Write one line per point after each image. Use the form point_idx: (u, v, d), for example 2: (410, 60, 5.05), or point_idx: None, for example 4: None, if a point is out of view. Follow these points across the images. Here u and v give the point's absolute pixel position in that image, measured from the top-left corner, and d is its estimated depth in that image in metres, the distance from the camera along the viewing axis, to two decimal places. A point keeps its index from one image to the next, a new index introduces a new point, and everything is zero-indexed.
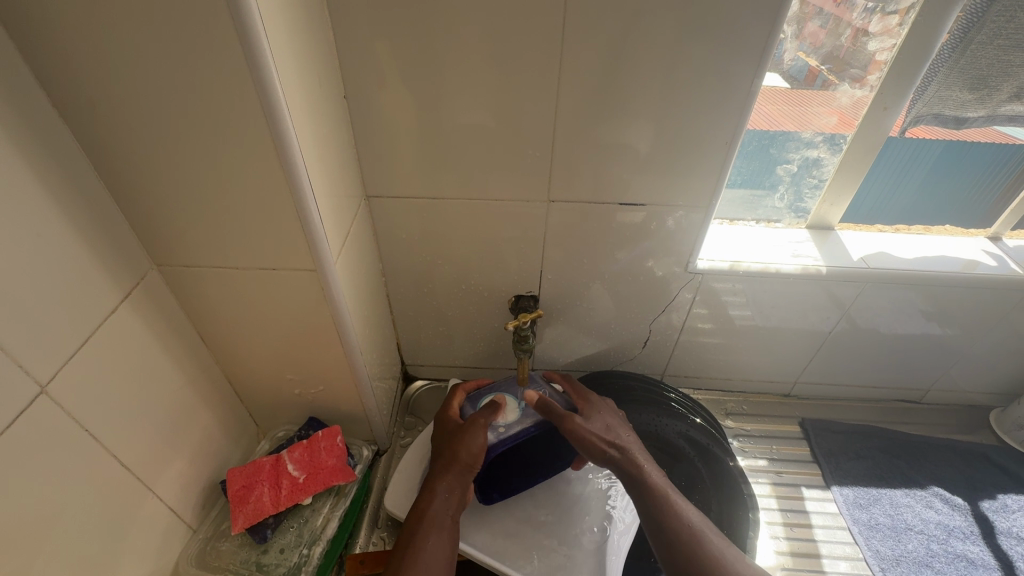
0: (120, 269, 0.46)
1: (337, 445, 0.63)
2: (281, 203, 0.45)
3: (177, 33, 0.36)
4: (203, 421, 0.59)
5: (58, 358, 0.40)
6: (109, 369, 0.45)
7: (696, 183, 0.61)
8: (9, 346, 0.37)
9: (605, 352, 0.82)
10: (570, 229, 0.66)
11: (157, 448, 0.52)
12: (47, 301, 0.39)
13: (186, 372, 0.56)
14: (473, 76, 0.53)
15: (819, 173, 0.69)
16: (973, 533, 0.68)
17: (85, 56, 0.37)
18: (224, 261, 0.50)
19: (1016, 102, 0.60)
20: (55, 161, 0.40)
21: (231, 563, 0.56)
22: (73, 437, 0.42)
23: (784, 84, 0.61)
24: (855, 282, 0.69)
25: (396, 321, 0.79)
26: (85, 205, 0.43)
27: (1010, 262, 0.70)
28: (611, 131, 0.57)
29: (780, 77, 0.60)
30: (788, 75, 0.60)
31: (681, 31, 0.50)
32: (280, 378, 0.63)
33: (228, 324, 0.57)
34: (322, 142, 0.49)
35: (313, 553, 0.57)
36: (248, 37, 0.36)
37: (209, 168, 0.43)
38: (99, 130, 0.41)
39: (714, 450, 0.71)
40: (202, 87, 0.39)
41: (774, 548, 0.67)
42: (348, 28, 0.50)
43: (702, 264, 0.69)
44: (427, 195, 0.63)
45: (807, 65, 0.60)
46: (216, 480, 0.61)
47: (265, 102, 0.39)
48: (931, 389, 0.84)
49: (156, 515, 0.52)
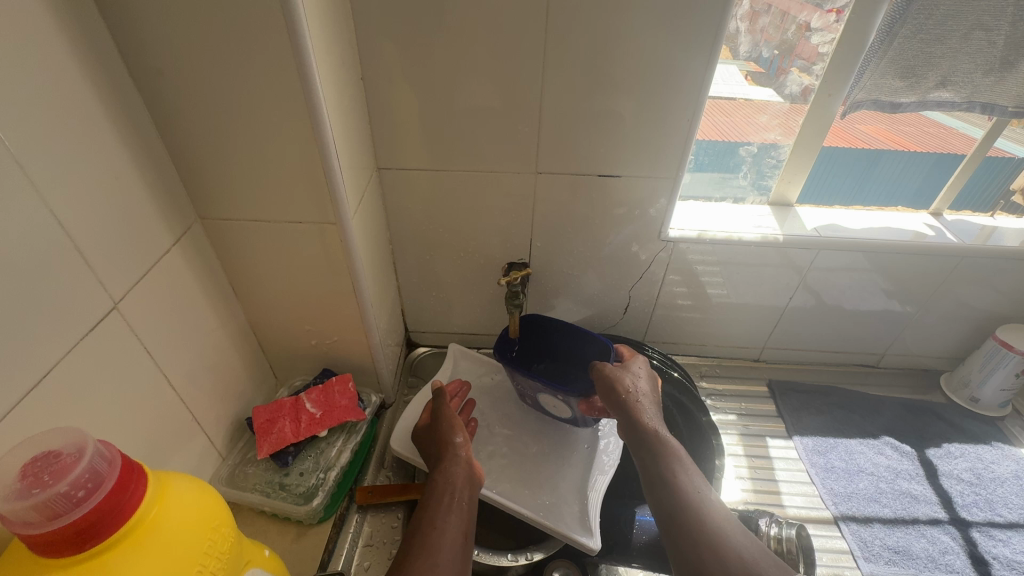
0: (172, 217, 0.55)
1: (349, 388, 0.71)
2: (310, 163, 0.54)
3: (233, 15, 0.45)
4: (232, 362, 0.67)
5: (126, 284, 0.49)
6: (162, 302, 0.54)
7: (665, 158, 0.70)
8: (94, 267, 0.45)
9: (591, 318, 0.90)
10: (556, 201, 0.75)
11: (197, 378, 0.60)
12: (120, 235, 0.48)
13: (220, 316, 0.64)
14: (473, 62, 0.62)
15: (777, 154, 0.79)
16: (918, 474, 0.76)
17: (156, 34, 0.46)
18: (256, 215, 0.59)
19: (943, 90, 0.69)
20: (125, 119, 0.48)
21: (257, 482, 0.64)
22: (135, 353, 0.51)
23: (780, 100, 0.73)
24: (810, 249, 0.78)
25: (401, 288, 0.87)
26: (147, 159, 0.51)
27: (948, 233, 0.79)
28: (591, 109, 0.66)
29: (768, 87, 0.72)
30: (769, 82, 0.71)
31: (648, 23, 0.59)
32: (300, 330, 0.71)
33: (256, 275, 0.65)
34: (344, 115, 0.58)
35: (328, 477, 0.65)
36: (291, 19, 0.45)
37: (250, 129, 0.52)
38: (161, 96, 0.50)
39: (685, 400, 0.80)
40: (249, 60, 0.47)
41: (739, 486, 0.75)
42: (367, 19, 0.59)
43: (673, 233, 0.77)
44: (430, 170, 0.72)
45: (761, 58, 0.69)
46: (242, 417, 0.69)
47: (300, 70, 0.48)
48: (887, 354, 0.92)
49: (195, 437, 0.60)
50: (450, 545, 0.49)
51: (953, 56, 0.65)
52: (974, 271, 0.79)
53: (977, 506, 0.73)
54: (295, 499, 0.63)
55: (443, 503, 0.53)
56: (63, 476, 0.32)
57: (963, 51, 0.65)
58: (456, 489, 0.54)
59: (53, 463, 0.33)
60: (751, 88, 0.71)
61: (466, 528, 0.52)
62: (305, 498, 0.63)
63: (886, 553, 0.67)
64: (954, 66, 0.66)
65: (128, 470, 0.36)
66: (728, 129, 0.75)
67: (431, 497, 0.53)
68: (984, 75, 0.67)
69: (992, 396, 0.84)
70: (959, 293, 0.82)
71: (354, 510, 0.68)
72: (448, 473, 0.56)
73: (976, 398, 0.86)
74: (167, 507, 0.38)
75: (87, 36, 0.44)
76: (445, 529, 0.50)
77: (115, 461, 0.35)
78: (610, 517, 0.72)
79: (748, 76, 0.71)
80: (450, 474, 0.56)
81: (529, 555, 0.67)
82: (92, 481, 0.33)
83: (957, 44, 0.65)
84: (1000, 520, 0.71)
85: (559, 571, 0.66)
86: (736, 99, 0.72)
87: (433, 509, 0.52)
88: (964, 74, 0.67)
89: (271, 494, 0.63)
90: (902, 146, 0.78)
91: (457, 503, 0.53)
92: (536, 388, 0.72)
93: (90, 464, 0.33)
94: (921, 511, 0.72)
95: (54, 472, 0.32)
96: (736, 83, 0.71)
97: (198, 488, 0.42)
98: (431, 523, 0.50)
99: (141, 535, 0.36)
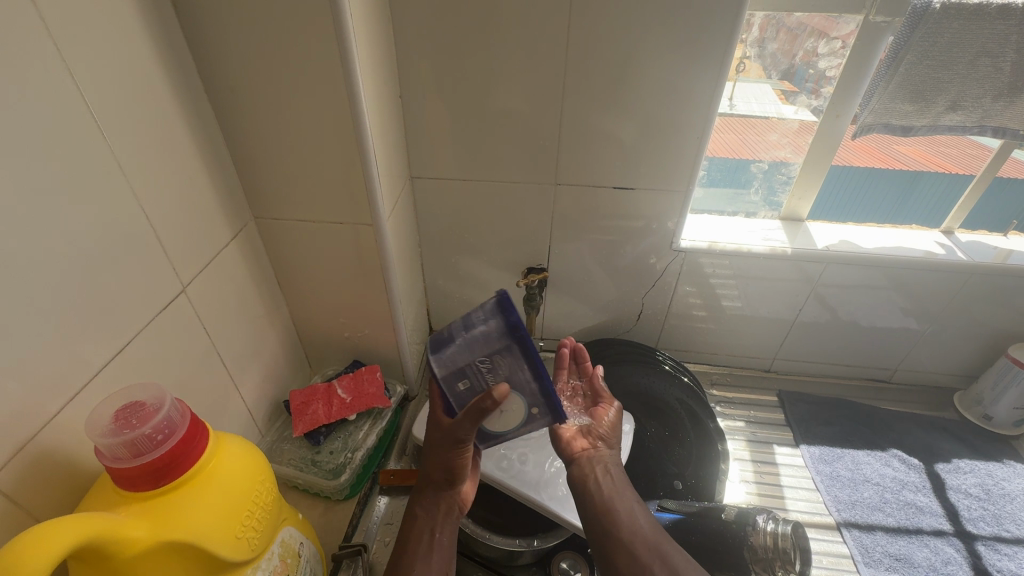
0: (231, 214, 0.63)
1: (377, 377, 0.77)
2: (353, 169, 0.61)
3: (293, 40, 0.52)
4: (274, 347, 0.74)
5: (192, 270, 0.56)
6: (220, 287, 0.61)
7: (676, 171, 0.74)
8: (168, 254, 0.53)
9: (605, 324, 0.95)
10: (574, 211, 0.80)
11: (245, 358, 0.67)
12: (190, 228, 0.56)
13: (266, 305, 0.71)
14: (499, 80, 0.69)
15: (787, 171, 0.82)
16: (925, 487, 0.78)
17: (229, 55, 0.54)
18: (303, 215, 0.66)
19: (953, 114, 0.70)
20: (198, 126, 0.56)
21: (292, 458, 0.70)
22: (197, 331, 0.58)
23: (812, 118, 0.76)
24: (819, 263, 0.81)
25: (427, 289, 0.93)
26: (214, 162, 0.59)
27: (958, 252, 0.81)
28: (607, 125, 0.71)
29: (802, 109, 0.76)
30: (807, 100, 0.75)
31: (659, 46, 0.64)
32: (335, 322, 0.78)
33: (300, 270, 0.72)
34: (384, 127, 0.65)
35: (355, 457, 0.71)
36: (343, 43, 0.52)
37: (302, 139, 0.59)
38: (228, 107, 0.58)
39: (696, 408, 0.81)
40: (304, 77, 0.55)
41: (744, 489, 0.78)
42: (406, 42, 0.67)
43: (685, 243, 0.82)
44: (457, 178, 0.79)
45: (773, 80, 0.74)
46: (280, 400, 0.76)
47: (347, 87, 0.55)
48: (899, 369, 0.94)
49: (241, 412, 0.67)
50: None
51: (961, 82, 0.67)
52: (985, 289, 0.81)
53: (984, 520, 0.74)
54: (325, 474, 0.69)
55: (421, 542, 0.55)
56: (147, 421, 0.40)
57: (970, 77, 0.66)
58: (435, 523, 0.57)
59: (139, 410, 0.41)
60: (785, 107, 0.76)
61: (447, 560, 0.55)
62: (334, 474, 0.69)
63: (886, 559, 0.69)
64: (963, 91, 0.67)
65: (197, 422, 0.42)
66: (748, 152, 0.80)
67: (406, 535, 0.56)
68: (992, 99, 0.68)
69: (1006, 415, 0.85)
70: (971, 312, 0.84)
71: (378, 491, 0.74)
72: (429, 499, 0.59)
73: (990, 416, 0.86)
74: (224, 459, 0.44)
75: (172, 57, 0.52)
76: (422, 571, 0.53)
77: (187, 412, 0.42)
78: None
79: (781, 95, 0.75)
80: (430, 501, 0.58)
81: (538, 542, 0.71)
82: (167, 428, 0.40)
83: (964, 69, 0.66)
84: (1006, 535, 0.72)
85: (566, 562, 0.71)
86: (769, 117, 0.76)
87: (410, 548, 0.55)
88: (974, 98, 0.68)
89: (304, 468, 0.69)
90: (941, 168, 0.83)
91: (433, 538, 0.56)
92: (512, 370, 0.47)
93: (169, 412, 0.41)
94: (926, 522, 0.74)
95: (140, 417, 0.40)
96: (769, 102, 0.75)
97: (249, 448, 0.47)
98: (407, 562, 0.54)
99: (201, 479, 0.41)
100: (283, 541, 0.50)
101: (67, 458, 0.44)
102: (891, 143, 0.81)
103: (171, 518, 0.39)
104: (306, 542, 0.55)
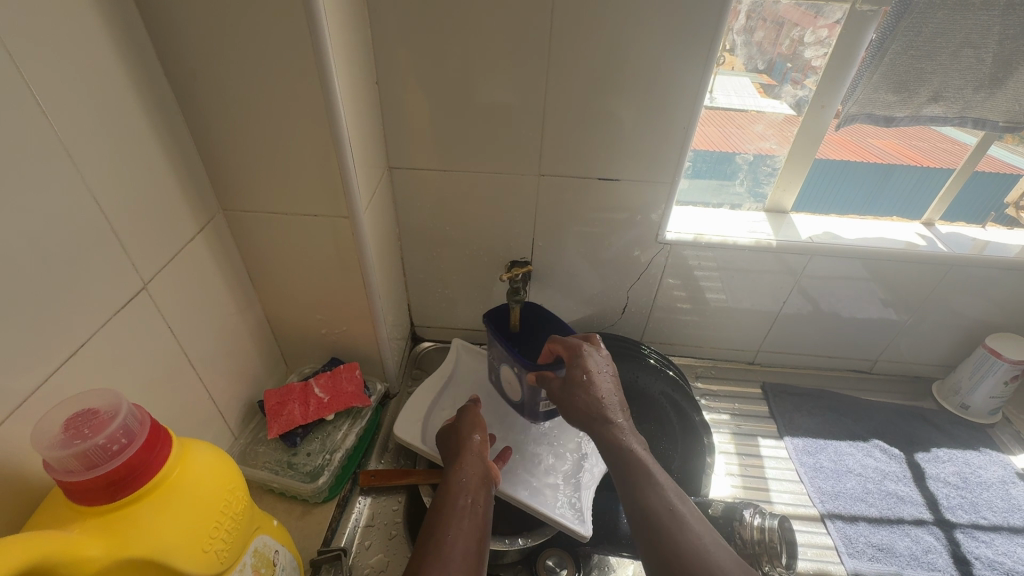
0: (197, 207, 0.59)
1: (356, 375, 0.75)
2: (328, 160, 0.58)
3: (258, 19, 0.49)
4: (247, 346, 0.71)
5: (156, 266, 0.53)
6: (186, 284, 0.58)
7: (663, 162, 0.73)
8: (128, 250, 0.50)
9: (590, 317, 0.93)
10: (558, 203, 0.78)
11: (215, 357, 0.64)
12: (153, 221, 0.52)
13: (237, 302, 0.68)
14: (481, 67, 0.66)
15: (772, 163, 0.81)
16: (906, 476, 0.79)
17: (188, 35, 0.50)
18: (274, 208, 0.63)
19: (935, 105, 0.70)
20: (159, 112, 0.52)
21: (267, 460, 0.67)
22: (162, 331, 0.54)
23: (791, 111, 0.75)
24: (805, 255, 0.80)
25: (408, 284, 0.91)
26: (177, 150, 0.55)
27: (939, 243, 0.81)
28: (593, 114, 0.69)
29: (780, 101, 0.75)
30: (782, 95, 0.75)
31: (647, 31, 0.62)
32: (311, 319, 0.75)
33: (272, 266, 0.69)
34: (360, 116, 0.62)
35: (334, 458, 0.69)
36: (313, 25, 0.49)
37: (274, 128, 0.56)
38: (191, 93, 0.54)
39: (683, 404, 0.79)
40: (272, 59, 0.51)
41: (729, 482, 0.78)
42: (381, 25, 0.63)
43: (670, 236, 0.80)
44: (438, 170, 0.76)
45: (773, 62, 0.72)
46: (253, 400, 0.73)
47: (320, 73, 0.52)
48: (880, 360, 0.95)
49: (211, 415, 0.64)
50: (461, 550, 0.49)
51: (943, 73, 0.66)
52: (966, 281, 0.81)
53: (961, 508, 0.75)
54: (302, 477, 0.67)
55: (455, 505, 0.55)
56: (100, 430, 0.37)
57: (953, 68, 0.66)
58: (465, 488, 0.57)
59: (91, 419, 0.38)
60: (763, 100, 0.75)
61: (479, 530, 0.53)
62: (312, 476, 0.67)
63: (870, 549, 0.70)
64: (945, 81, 0.67)
65: (158, 429, 0.40)
66: (733, 148, 0.80)
67: (445, 499, 0.56)
68: (974, 91, 0.68)
69: (982, 403, 0.86)
70: (951, 303, 0.85)
71: (358, 491, 0.72)
72: (461, 473, 0.60)
73: (966, 405, 0.88)
74: (189, 469, 0.41)
75: (128, 36, 0.48)
76: (456, 527, 0.52)
77: (146, 419, 0.39)
78: (606, 527, 0.73)
79: (761, 88, 0.74)
80: (462, 473, 0.60)
81: (523, 540, 0.69)
82: (124, 438, 0.37)
83: (947, 60, 0.66)
84: (984, 523, 0.73)
85: (552, 559, 0.69)
86: (748, 110, 0.75)
87: (444, 514, 0.53)
88: (955, 89, 0.68)
89: (280, 471, 0.67)
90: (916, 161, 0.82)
91: (474, 494, 0.57)
92: (501, 358, 0.76)
93: (126, 420, 0.38)
94: (907, 511, 0.74)
95: (93, 427, 0.37)
96: (748, 95, 0.74)
97: (217, 454, 0.44)
98: (441, 529, 0.51)
99: (162, 492, 0.39)
100: (256, 550, 0.48)
101: (16, 470, 0.41)
102: (869, 137, 0.80)
103: (130, 535, 0.36)
104: (284, 549, 0.53)
